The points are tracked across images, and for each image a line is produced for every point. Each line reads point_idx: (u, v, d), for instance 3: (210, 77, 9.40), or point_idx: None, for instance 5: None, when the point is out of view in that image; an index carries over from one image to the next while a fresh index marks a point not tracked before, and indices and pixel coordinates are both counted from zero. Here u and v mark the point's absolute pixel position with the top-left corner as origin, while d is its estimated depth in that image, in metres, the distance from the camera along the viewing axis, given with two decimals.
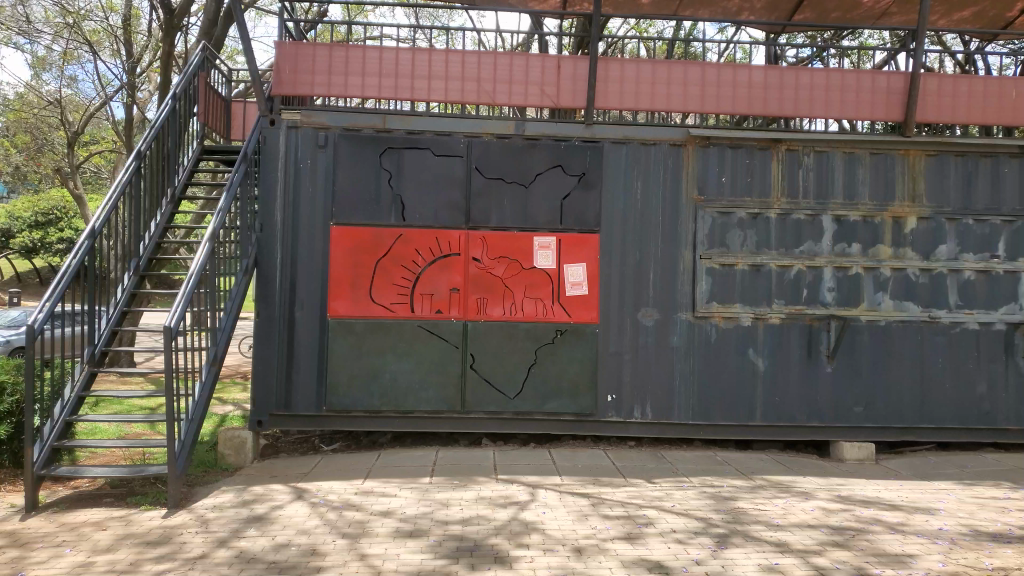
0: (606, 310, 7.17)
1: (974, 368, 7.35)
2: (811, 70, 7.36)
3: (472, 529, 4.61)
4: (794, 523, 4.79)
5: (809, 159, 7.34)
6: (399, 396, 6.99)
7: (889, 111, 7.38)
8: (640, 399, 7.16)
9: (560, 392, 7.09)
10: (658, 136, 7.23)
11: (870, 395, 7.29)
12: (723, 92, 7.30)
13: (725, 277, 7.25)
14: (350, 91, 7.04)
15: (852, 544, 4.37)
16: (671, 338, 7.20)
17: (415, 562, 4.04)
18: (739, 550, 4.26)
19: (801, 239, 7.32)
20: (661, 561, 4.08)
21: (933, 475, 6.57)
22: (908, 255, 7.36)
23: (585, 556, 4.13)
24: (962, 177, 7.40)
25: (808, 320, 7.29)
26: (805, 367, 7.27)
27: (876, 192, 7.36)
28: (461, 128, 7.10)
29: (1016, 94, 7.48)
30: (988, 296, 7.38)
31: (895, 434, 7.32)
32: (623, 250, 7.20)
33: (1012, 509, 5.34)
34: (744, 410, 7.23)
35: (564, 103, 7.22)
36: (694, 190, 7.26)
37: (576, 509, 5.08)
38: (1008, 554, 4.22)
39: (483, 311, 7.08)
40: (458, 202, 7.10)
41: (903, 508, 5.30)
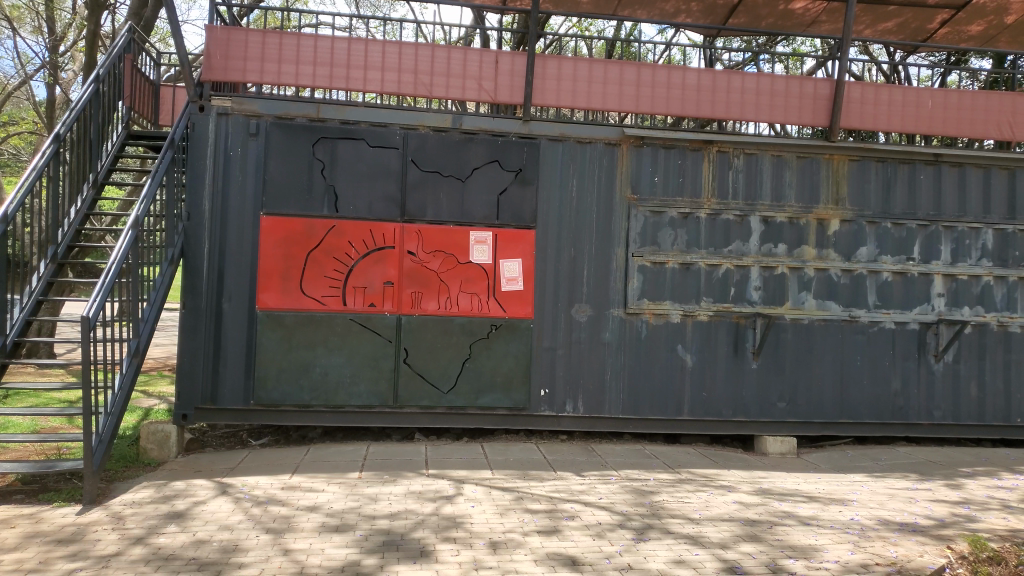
0: (541, 306, 7.23)
1: (890, 366, 7.68)
2: (744, 74, 7.56)
3: (398, 523, 4.60)
4: (713, 516, 4.95)
5: (739, 162, 7.54)
6: (330, 391, 6.91)
7: (816, 116, 7.64)
8: (573, 394, 7.25)
9: (493, 387, 7.12)
10: (594, 135, 7.32)
11: (793, 391, 7.54)
12: (657, 93, 7.43)
13: (656, 275, 7.40)
14: (284, 79, 6.90)
15: (768, 537, 4.54)
16: (604, 334, 7.31)
17: (340, 557, 4.01)
18: (660, 543, 4.37)
19: (728, 239, 7.51)
20: (585, 553, 4.16)
21: (849, 468, 6.85)
22: (831, 256, 7.64)
23: (511, 550, 4.18)
24: (882, 182, 7.72)
25: (735, 318, 7.50)
26: (731, 364, 7.48)
27: (802, 195, 7.61)
28: (397, 120, 7.05)
29: (932, 105, 7.83)
30: (904, 296, 7.72)
31: (816, 429, 7.60)
32: (557, 247, 7.27)
33: (918, 500, 5.63)
34: (673, 405, 7.39)
35: (502, 98, 7.24)
36: (628, 189, 7.37)
37: (504, 503, 5.13)
38: (911, 543, 4.45)
39: (417, 306, 7.04)
40: (393, 194, 7.04)
41: (818, 500, 5.53)
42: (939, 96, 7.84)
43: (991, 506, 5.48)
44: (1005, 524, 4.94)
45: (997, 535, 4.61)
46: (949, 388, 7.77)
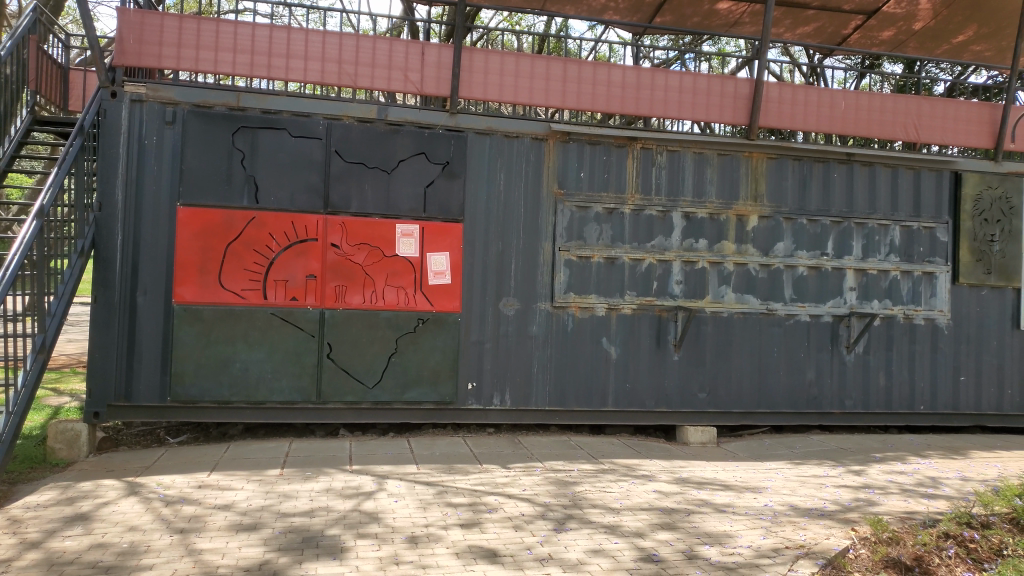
0: (468, 299, 7.22)
1: (805, 357, 7.98)
2: (667, 72, 7.70)
3: (316, 521, 4.54)
4: (632, 506, 5.05)
5: (662, 159, 7.68)
6: (250, 387, 6.73)
7: (736, 114, 7.85)
8: (500, 387, 7.27)
9: (419, 381, 7.07)
10: (521, 129, 7.34)
11: (713, 382, 7.75)
12: (583, 89, 7.50)
13: (582, 269, 7.48)
14: (201, 66, 6.68)
15: (683, 525, 4.66)
16: (531, 328, 7.36)
17: (252, 556, 3.93)
18: (579, 533, 4.43)
19: (652, 234, 7.65)
20: (505, 545, 4.19)
21: (765, 456, 7.08)
22: (749, 251, 7.87)
23: (429, 544, 4.16)
24: (798, 180, 7.99)
25: (658, 311, 7.65)
26: (654, 356, 7.64)
27: (722, 192, 7.81)
28: (320, 110, 6.91)
29: (845, 105, 8.14)
30: (818, 290, 8.03)
31: (735, 418, 7.84)
32: (485, 241, 7.27)
33: (827, 485, 5.87)
34: (598, 397, 7.49)
35: (428, 90, 7.18)
36: (555, 183, 7.43)
37: (426, 497, 5.11)
38: (819, 527, 4.65)
39: (341, 300, 6.92)
40: (316, 185, 6.90)
41: (733, 487, 5.70)
42: (852, 97, 8.16)
43: (893, 490, 5.77)
44: (905, 506, 5.22)
45: (897, 517, 4.87)
46: (859, 378, 8.12)
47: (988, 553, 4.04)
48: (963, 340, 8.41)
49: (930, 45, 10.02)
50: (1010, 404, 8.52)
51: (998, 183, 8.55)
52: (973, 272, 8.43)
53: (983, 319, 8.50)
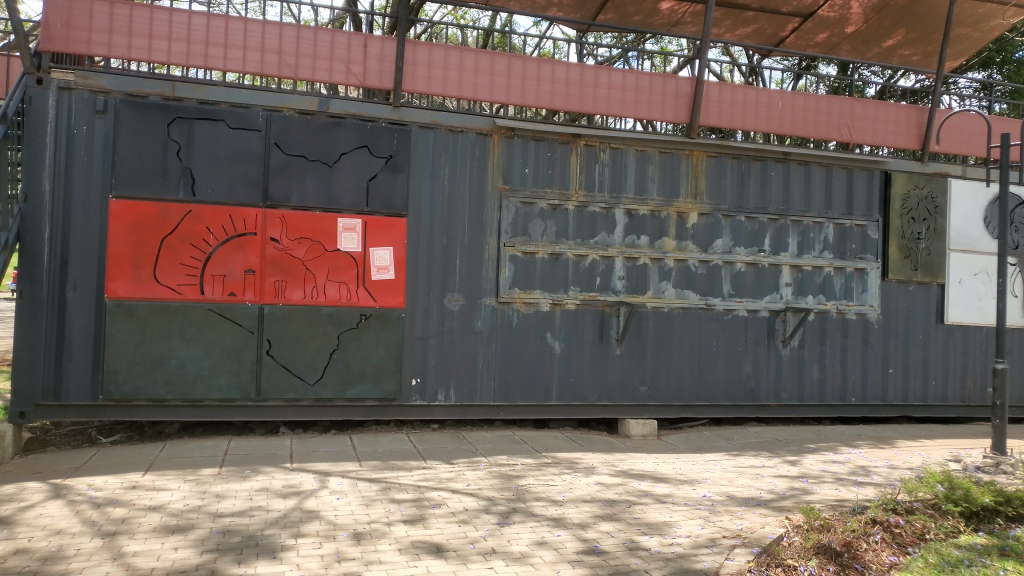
0: (412, 295, 7.16)
1: (742, 351, 8.17)
2: (610, 70, 7.77)
3: (254, 521, 4.44)
4: (574, 498, 5.09)
5: (605, 156, 7.75)
6: (187, 385, 6.56)
7: (677, 113, 7.98)
8: (444, 382, 7.25)
9: (362, 378, 6.99)
10: (465, 124, 7.31)
11: (654, 376, 7.87)
12: (528, 85, 7.52)
13: (526, 265, 7.50)
14: (134, 53, 6.46)
15: (624, 516, 4.71)
16: (476, 323, 7.35)
17: (185, 558, 3.83)
18: (521, 526, 4.45)
19: (595, 230, 7.72)
20: (447, 539, 4.17)
21: (704, 449, 7.22)
22: (689, 247, 8.01)
23: (370, 540, 4.13)
24: (736, 178, 8.17)
25: (601, 306, 7.73)
26: (596, 351, 7.72)
27: (663, 189, 7.93)
28: (259, 101, 6.76)
29: (782, 106, 8.34)
30: (755, 286, 8.22)
31: (675, 412, 7.98)
32: (429, 236, 7.23)
33: (764, 475, 6.03)
34: (542, 392, 7.53)
35: (371, 82, 7.09)
36: (499, 179, 7.43)
37: (369, 494, 5.06)
38: (755, 516, 4.77)
39: (281, 295, 6.79)
40: (255, 178, 6.74)
41: (672, 479, 5.80)
42: (788, 98, 8.37)
43: (825, 479, 5.95)
44: (837, 495, 5.39)
45: (829, 505, 5.02)
46: (794, 371, 8.35)
47: (912, 538, 4.27)
48: (892, 334, 8.73)
49: (862, 48, 10.34)
50: (935, 395, 8.89)
51: (925, 183, 8.90)
52: (902, 268, 8.75)
53: (911, 314, 8.84)
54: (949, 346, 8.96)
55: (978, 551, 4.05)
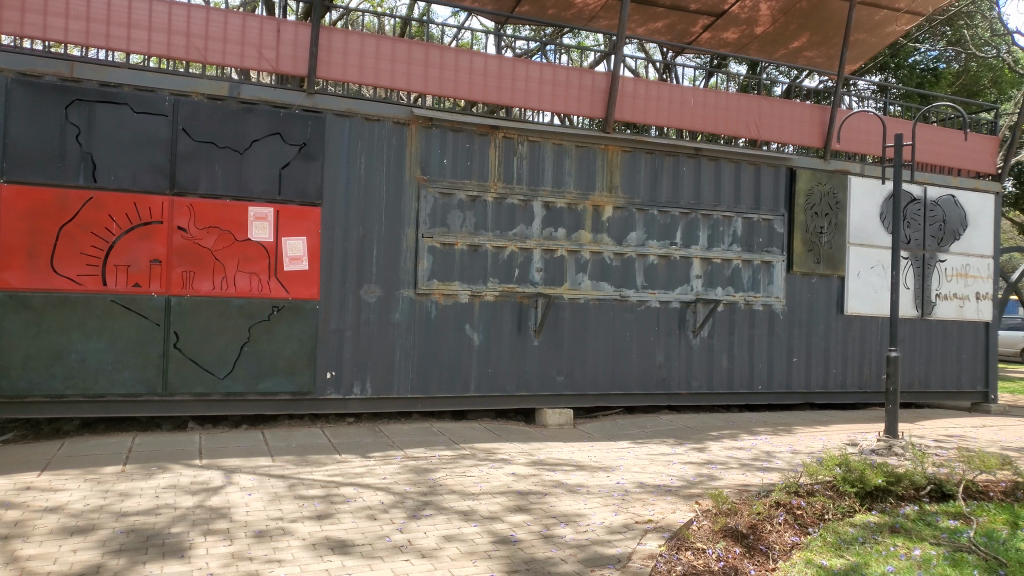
0: (326, 286, 7.03)
1: (654, 341, 8.39)
2: (528, 62, 7.81)
3: (159, 519, 4.29)
4: (488, 490, 5.13)
5: (524, 148, 7.79)
6: (87, 379, 6.26)
7: (593, 108, 8.10)
8: (361, 375, 7.16)
9: (274, 371, 6.83)
10: (382, 113, 7.22)
11: (571, 365, 7.99)
12: (445, 76, 7.47)
13: (445, 256, 7.47)
14: (28, 30, 6.08)
15: (534, 507, 4.78)
16: (393, 315, 7.29)
17: (85, 560, 3.67)
18: (435, 520, 4.45)
19: (513, 222, 7.75)
20: (360, 535, 4.13)
21: (618, 437, 7.38)
22: (605, 240, 8.15)
23: (281, 538, 4.04)
24: (650, 172, 8.36)
25: (519, 298, 7.78)
26: (515, 341, 7.77)
27: (580, 182, 8.04)
28: (165, 85, 6.48)
29: (694, 102, 8.57)
30: (667, 278, 8.45)
31: (590, 401, 8.12)
32: (345, 226, 7.11)
33: (674, 463, 6.21)
34: (460, 383, 7.54)
35: (284, 69, 6.89)
36: (417, 169, 7.37)
37: (279, 491, 4.95)
38: (665, 502, 4.93)
39: (189, 286, 6.55)
40: (161, 164, 6.47)
41: (587, 467, 5.92)
42: (700, 95, 8.60)
43: (732, 464, 6.19)
44: (742, 479, 5.61)
45: (735, 489, 5.23)
46: (704, 360, 8.64)
47: (812, 519, 4.47)
48: (795, 324, 9.13)
49: (769, 49, 10.72)
50: (835, 381, 9.35)
51: (826, 180, 9.33)
52: (805, 261, 9.15)
53: (813, 304, 9.26)
54: (848, 335, 9.44)
55: (871, 529, 4.30)
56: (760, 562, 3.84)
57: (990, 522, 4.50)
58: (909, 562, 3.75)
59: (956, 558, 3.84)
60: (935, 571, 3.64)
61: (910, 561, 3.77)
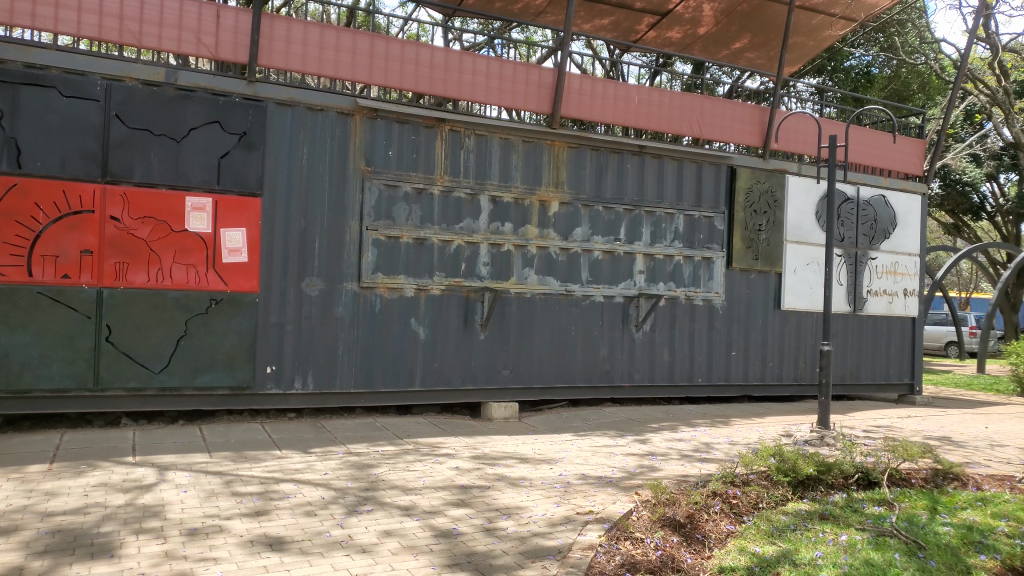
0: (267, 278, 6.90)
1: (599, 334, 8.48)
2: (475, 56, 7.79)
3: (88, 518, 4.16)
4: (430, 485, 5.12)
5: (470, 142, 7.77)
6: (12, 374, 6.01)
7: (540, 103, 8.12)
8: (302, 370, 7.05)
9: (212, 365, 6.67)
10: (325, 103, 7.11)
11: (516, 359, 8.01)
12: (390, 67, 7.38)
13: (390, 249, 7.41)
14: None
15: (475, 500, 4.79)
16: (336, 309, 7.19)
17: (8, 561, 3.53)
18: (375, 515, 4.42)
19: (460, 216, 7.73)
20: (298, 532, 4.07)
21: (561, 429, 7.44)
22: (551, 235, 8.19)
23: (215, 535, 3.96)
24: (595, 168, 8.43)
25: (465, 292, 7.77)
26: (461, 335, 7.76)
27: (527, 176, 8.05)
28: (97, 69, 6.26)
29: (638, 100, 8.67)
30: (612, 273, 8.55)
31: (535, 394, 8.16)
32: (286, 218, 6.98)
33: (615, 454, 6.30)
34: (404, 377, 7.49)
35: (224, 55, 6.72)
36: (362, 160, 7.28)
37: (215, 487, 4.85)
38: (605, 494, 5.00)
39: (122, 278, 6.34)
40: (92, 151, 6.24)
41: (530, 460, 5.96)
42: (644, 92, 8.71)
43: (672, 456, 6.31)
44: (681, 470, 5.73)
45: (674, 480, 5.33)
46: (646, 354, 8.77)
47: (747, 507, 4.59)
48: (734, 319, 9.34)
49: (712, 49, 10.91)
50: (772, 374, 9.61)
51: (765, 178, 9.56)
52: (744, 258, 9.38)
53: (751, 299, 9.48)
54: (784, 330, 9.71)
55: (802, 516, 4.44)
56: (696, 550, 3.92)
57: (913, 507, 4.70)
58: (836, 547, 3.89)
59: (881, 542, 3.99)
60: (860, 555, 3.78)
61: (838, 546, 3.90)
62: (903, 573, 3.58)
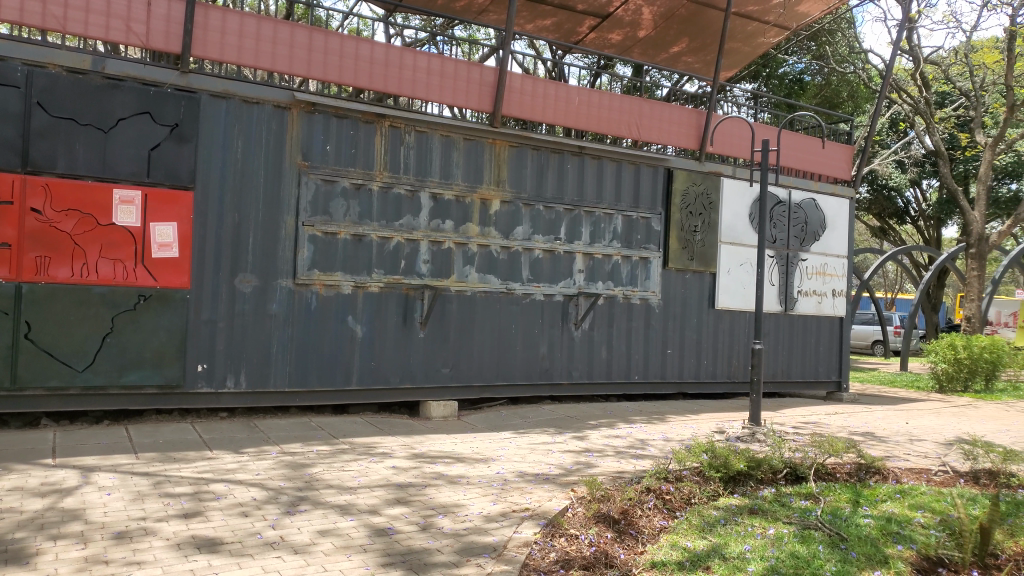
0: (198, 275, 6.72)
1: (539, 333, 8.53)
2: (417, 53, 7.73)
3: (3, 523, 3.98)
4: (366, 483, 5.07)
5: (410, 138, 7.71)
6: None
7: (481, 101, 8.11)
8: (235, 368, 6.89)
9: (140, 363, 6.46)
10: (261, 96, 6.96)
11: (456, 358, 8.00)
12: (330, 60, 7.26)
13: (327, 246, 7.30)
14: None
15: (413, 499, 4.76)
16: (271, 306, 7.05)
17: None
18: (309, 514, 4.35)
19: (399, 213, 7.67)
20: (229, 533, 3.97)
21: (500, 427, 7.46)
22: (492, 233, 8.20)
23: (140, 539, 3.84)
24: (536, 168, 8.47)
25: (405, 290, 7.72)
26: (400, 333, 7.70)
27: (468, 174, 8.04)
28: (18, 54, 5.99)
29: (579, 101, 8.75)
30: (552, 272, 8.61)
31: (475, 392, 8.16)
32: (219, 212, 6.81)
33: (553, 451, 6.35)
34: (341, 376, 7.40)
35: (155, 44, 6.49)
36: (299, 155, 7.16)
37: (142, 489, 4.70)
38: (542, 490, 5.03)
39: (44, 273, 6.09)
40: (11, 140, 5.97)
41: (468, 459, 5.95)
42: (585, 94, 8.79)
43: (608, 452, 6.39)
44: (617, 467, 5.80)
45: (610, 476, 5.40)
46: (585, 352, 8.86)
47: (680, 502, 4.69)
48: (670, 317, 9.51)
49: (651, 52, 11.07)
50: (706, 372, 9.83)
51: (701, 180, 9.77)
52: (680, 258, 9.57)
53: (687, 299, 9.68)
54: (718, 328, 9.94)
55: (732, 511, 4.55)
56: (629, 546, 3.98)
57: (837, 500, 4.87)
58: (764, 540, 4.00)
59: (806, 535, 4.12)
60: (786, 548, 3.89)
61: (765, 539, 4.02)
62: (826, 564, 3.70)
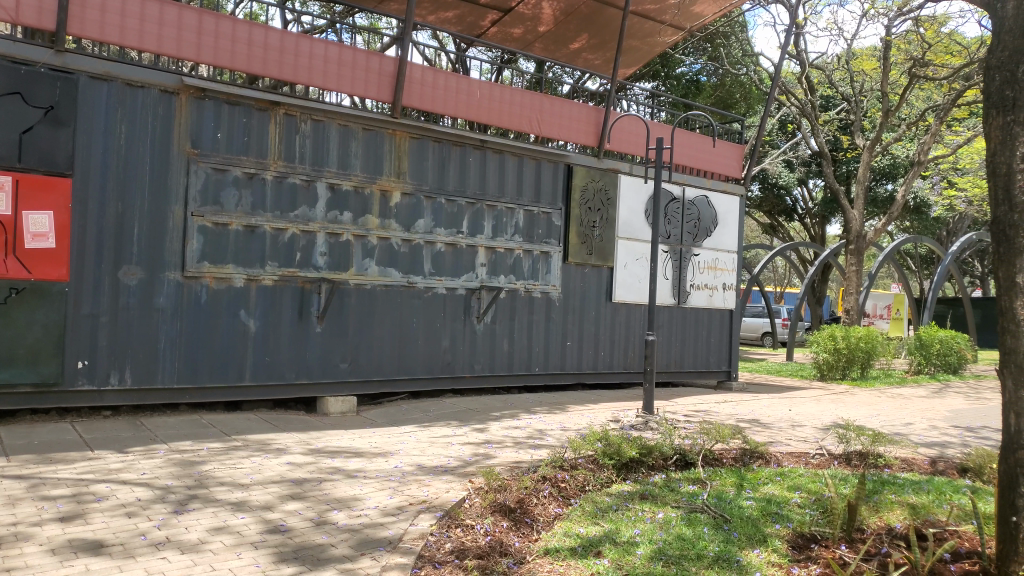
0: (77, 267, 6.35)
1: (440, 325, 8.53)
2: (314, 40, 7.54)
3: None
4: (260, 480, 4.94)
5: (307, 127, 7.53)
6: None
7: (380, 92, 8.01)
8: (119, 364, 6.57)
9: (11, 361, 6.06)
10: (147, 79, 6.63)
11: (355, 352, 7.90)
12: (220, 44, 6.99)
13: (218, 237, 7.05)
14: None
15: (308, 494, 4.67)
16: (157, 299, 6.75)
17: None
18: (199, 513, 4.21)
19: (295, 203, 7.48)
20: (110, 535, 3.80)
21: (400, 421, 7.43)
22: (392, 226, 8.13)
23: (12, 544, 3.61)
24: (437, 161, 8.45)
25: (301, 283, 7.55)
26: (296, 328, 7.53)
27: (367, 166, 7.94)
28: None
29: (480, 94, 8.78)
30: (454, 265, 8.62)
31: (374, 387, 8.08)
32: (100, 201, 6.46)
33: (453, 443, 6.38)
34: (234, 372, 7.17)
35: (26, 20, 6.07)
36: (187, 142, 6.86)
37: (15, 493, 4.42)
38: (440, 482, 5.05)
39: None
40: None
41: (366, 453, 5.89)
42: (486, 87, 8.83)
43: (507, 443, 6.47)
44: (515, 457, 5.89)
45: (508, 466, 5.48)
46: (487, 344, 8.92)
47: (574, 490, 4.80)
48: (569, 310, 9.71)
49: (552, 48, 11.22)
50: (603, 363, 10.10)
51: (599, 177, 9.99)
52: (579, 252, 9.77)
53: (585, 292, 9.90)
54: (615, 321, 10.21)
55: (624, 496, 4.72)
56: (524, 534, 4.05)
57: (722, 484, 5.11)
58: (653, 524, 4.17)
59: (692, 518, 4.32)
60: (673, 530, 4.07)
61: (654, 523, 4.19)
62: (710, 544, 3.89)
